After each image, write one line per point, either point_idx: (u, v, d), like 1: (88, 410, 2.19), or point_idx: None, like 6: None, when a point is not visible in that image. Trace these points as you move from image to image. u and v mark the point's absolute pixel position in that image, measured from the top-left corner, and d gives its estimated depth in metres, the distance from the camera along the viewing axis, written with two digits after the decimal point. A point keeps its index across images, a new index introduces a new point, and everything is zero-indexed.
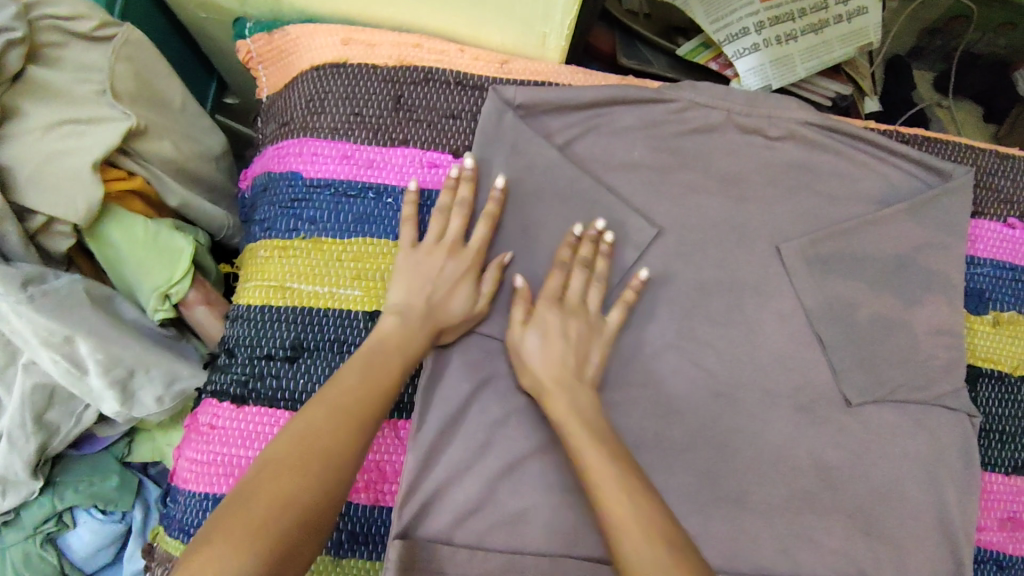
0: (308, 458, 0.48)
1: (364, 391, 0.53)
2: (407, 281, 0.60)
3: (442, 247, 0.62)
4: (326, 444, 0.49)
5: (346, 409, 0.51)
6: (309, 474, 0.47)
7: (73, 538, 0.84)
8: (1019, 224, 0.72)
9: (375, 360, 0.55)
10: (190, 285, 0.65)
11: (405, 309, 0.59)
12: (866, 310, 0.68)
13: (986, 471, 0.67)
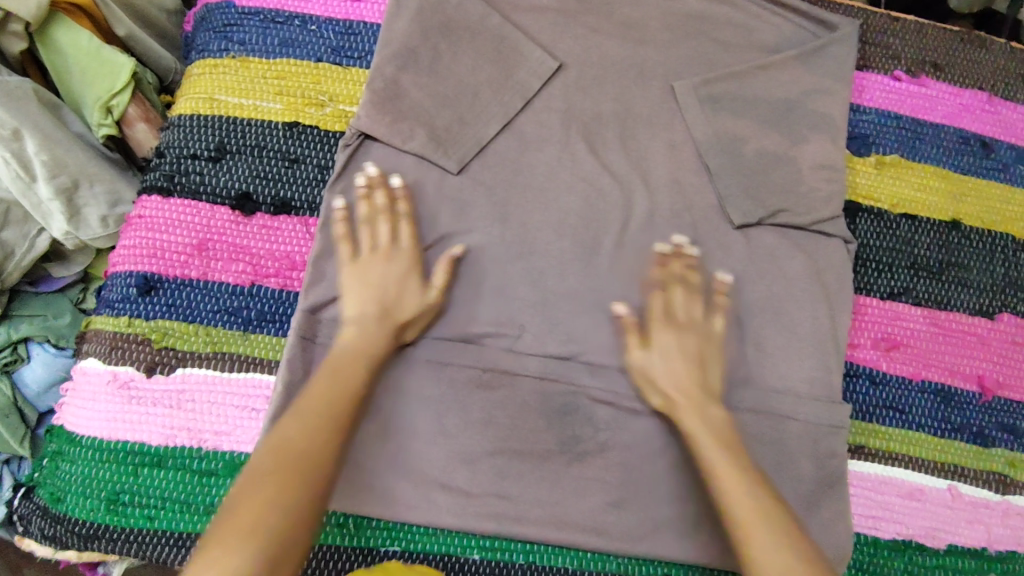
0: (311, 470, 0.51)
1: (331, 404, 0.55)
2: (372, 303, 0.61)
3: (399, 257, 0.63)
4: (320, 464, 0.52)
5: (323, 428, 0.54)
6: (302, 481, 0.50)
7: (27, 371, 0.87)
8: (905, 77, 0.77)
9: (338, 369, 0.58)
10: (130, 98, 0.72)
11: (391, 312, 0.61)
12: (753, 145, 0.73)
13: (860, 295, 0.72)
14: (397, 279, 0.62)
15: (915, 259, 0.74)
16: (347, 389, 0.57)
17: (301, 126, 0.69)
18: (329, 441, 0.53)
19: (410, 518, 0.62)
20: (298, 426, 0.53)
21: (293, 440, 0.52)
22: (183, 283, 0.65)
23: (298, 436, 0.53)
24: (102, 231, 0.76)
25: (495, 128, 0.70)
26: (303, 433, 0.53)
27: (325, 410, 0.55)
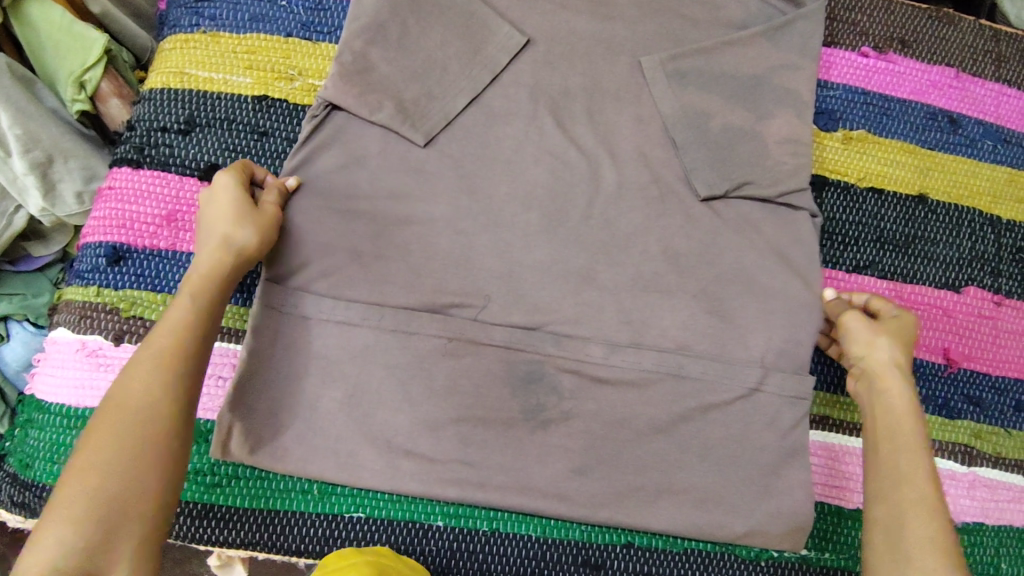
0: (125, 440, 0.48)
1: (151, 366, 0.51)
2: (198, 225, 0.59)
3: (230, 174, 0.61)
4: (135, 432, 0.49)
5: (145, 392, 0.50)
6: (112, 455, 0.48)
7: (5, 350, 0.86)
8: (872, 53, 0.78)
9: (163, 325, 0.53)
10: (103, 73, 0.73)
11: (208, 226, 0.59)
12: (719, 120, 0.73)
13: (826, 268, 0.73)
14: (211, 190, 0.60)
15: (881, 233, 0.74)
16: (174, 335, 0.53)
17: (270, 99, 0.70)
18: (150, 407, 0.50)
19: (372, 483, 0.62)
20: (115, 394, 0.50)
21: (111, 410, 0.50)
22: (152, 254, 0.66)
23: (115, 407, 0.50)
24: (79, 207, 0.76)
25: (463, 102, 0.70)
26: (126, 400, 0.50)
27: (147, 374, 0.51)
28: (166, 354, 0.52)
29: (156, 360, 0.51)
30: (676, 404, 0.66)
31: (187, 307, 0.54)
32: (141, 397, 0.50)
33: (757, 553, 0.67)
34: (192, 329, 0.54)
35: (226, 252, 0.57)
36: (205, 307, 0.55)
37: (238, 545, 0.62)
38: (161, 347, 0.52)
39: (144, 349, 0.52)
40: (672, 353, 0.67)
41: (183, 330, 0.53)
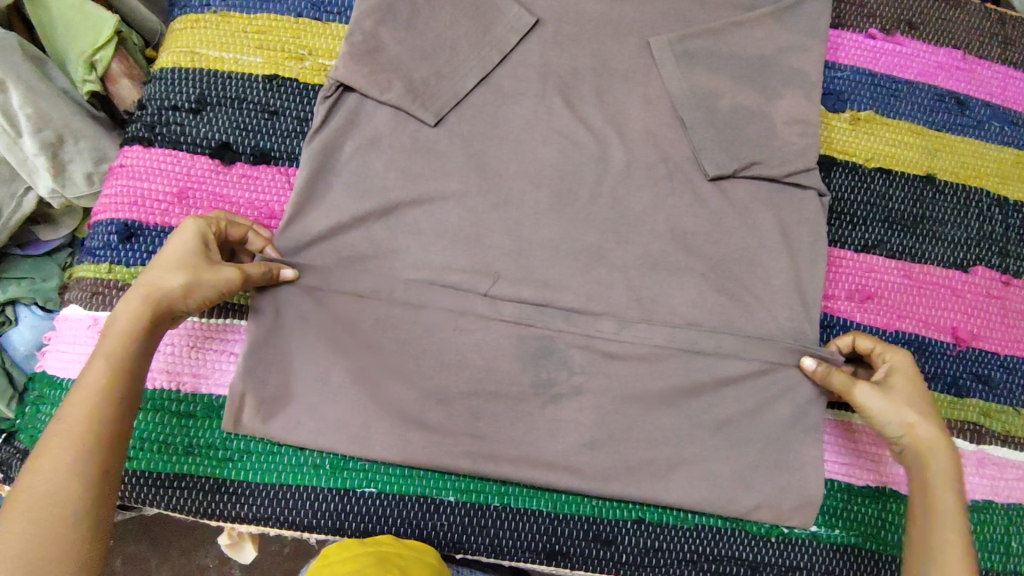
0: (39, 523, 0.47)
1: (67, 441, 0.50)
2: (138, 287, 0.56)
3: (184, 243, 0.57)
4: (48, 514, 0.48)
5: (61, 468, 0.49)
6: (16, 542, 0.46)
7: (15, 334, 0.86)
8: (879, 35, 0.78)
9: (74, 396, 0.52)
10: (113, 53, 0.72)
11: (149, 299, 0.55)
12: (727, 100, 0.74)
13: (835, 248, 0.73)
14: (163, 265, 0.56)
15: (890, 213, 0.74)
16: (89, 403, 0.51)
17: (280, 79, 0.70)
18: (60, 488, 0.48)
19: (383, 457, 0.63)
20: (32, 470, 0.49)
21: (23, 488, 0.49)
22: (163, 231, 0.66)
23: (29, 486, 0.48)
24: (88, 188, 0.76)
25: (473, 80, 0.71)
26: (41, 478, 0.49)
27: (56, 448, 0.49)
28: (80, 431, 0.50)
29: (71, 423, 0.50)
30: (687, 381, 0.66)
31: (109, 378, 0.52)
32: (51, 476, 0.49)
33: (768, 529, 0.67)
34: (118, 405, 0.52)
35: (145, 311, 0.54)
36: (115, 371, 0.53)
37: (249, 520, 0.62)
38: (75, 422, 0.50)
39: (58, 422, 0.51)
40: (681, 329, 0.67)
41: (103, 406, 0.51)
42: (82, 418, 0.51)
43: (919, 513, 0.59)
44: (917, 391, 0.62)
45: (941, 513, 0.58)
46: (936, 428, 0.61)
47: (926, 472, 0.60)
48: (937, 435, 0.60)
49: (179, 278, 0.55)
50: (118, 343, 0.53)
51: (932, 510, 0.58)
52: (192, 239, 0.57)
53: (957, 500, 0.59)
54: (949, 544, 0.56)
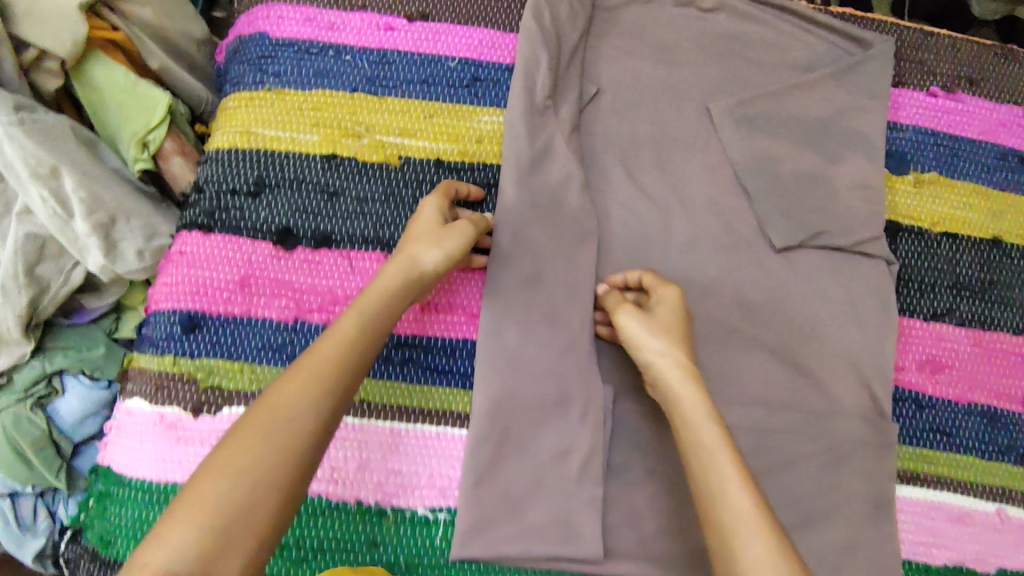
0: (273, 445, 0.50)
1: (331, 372, 0.54)
2: (396, 256, 0.60)
3: (429, 219, 0.62)
4: (285, 440, 0.50)
5: (306, 397, 0.52)
6: (245, 476, 0.48)
7: (63, 404, 0.83)
8: (941, 92, 0.76)
9: (326, 338, 0.55)
10: (166, 132, 0.71)
11: (407, 267, 0.60)
12: (790, 165, 0.72)
13: (904, 317, 0.71)
14: (419, 239, 0.61)
15: (957, 279, 0.73)
16: (340, 354, 0.55)
17: (338, 158, 0.69)
18: (304, 429, 0.51)
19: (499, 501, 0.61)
20: (277, 392, 0.52)
21: (262, 409, 0.51)
22: (227, 320, 0.65)
23: (262, 407, 0.51)
24: (139, 264, 0.72)
25: (532, 154, 0.68)
26: (280, 403, 0.51)
27: (303, 391, 0.52)
28: (324, 378, 0.53)
29: (316, 372, 0.53)
30: (760, 462, 0.65)
31: (365, 327, 0.57)
32: (302, 400, 0.52)
33: None
34: (351, 351, 0.55)
35: (402, 267, 0.59)
36: (367, 329, 0.57)
37: None
38: (331, 361, 0.54)
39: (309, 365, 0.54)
40: (751, 407, 0.66)
41: (347, 355, 0.55)
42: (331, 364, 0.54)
43: (697, 474, 0.56)
44: (661, 332, 0.61)
45: (732, 509, 0.53)
46: (681, 373, 0.60)
47: (679, 421, 0.58)
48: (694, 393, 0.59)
49: (432, 247, 0.60)
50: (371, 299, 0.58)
51: (713, 475, 0.55)
52: (438, 214, 0.63)
53: (743, 478, 0.54)
54: (755, 528, 0.51)
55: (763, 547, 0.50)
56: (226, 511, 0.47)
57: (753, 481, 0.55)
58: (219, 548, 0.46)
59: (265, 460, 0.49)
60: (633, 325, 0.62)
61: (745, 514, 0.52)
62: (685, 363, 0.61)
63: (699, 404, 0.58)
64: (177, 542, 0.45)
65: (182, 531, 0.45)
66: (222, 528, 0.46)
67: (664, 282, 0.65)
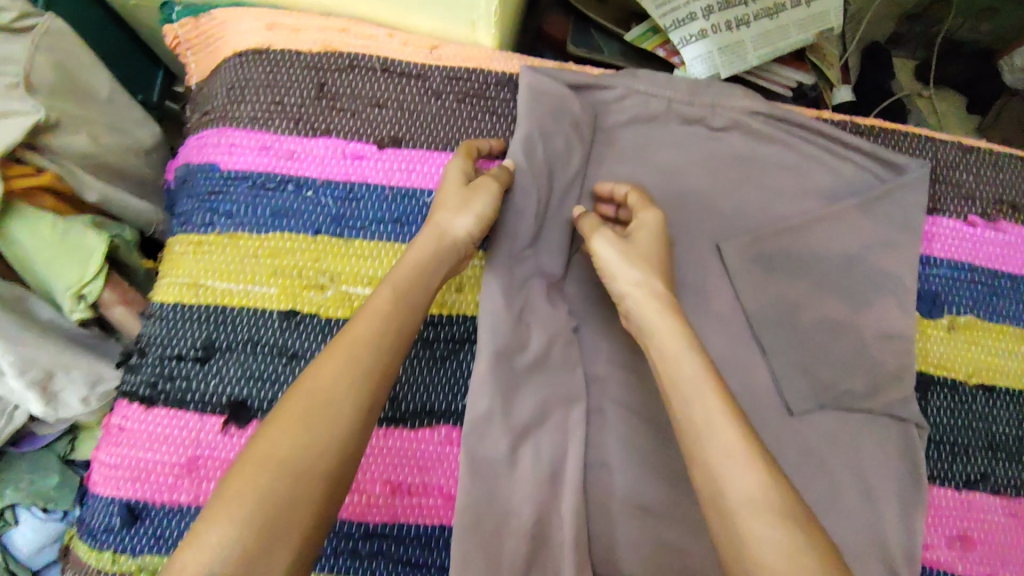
0: (309, 436, 0.44)
1: (369, 351, 0.49)
2: (423, 230, 0.57)
3: (455, 184, 0.59)
4: (322, 427, 0.45)
5: (340, 381, 0.47)
6: (281, 468, 0.43)
7: (16, 535, 0.75)
8: (980, 223, 0.68)
9: (359, 317, 0.51)
10: (105, 283, 0.63)
11: (437, 237, 0.56)
12: (810, 313, 0.64)
13: (933, 486, 0.64)
14: (445, 205, 0.57)
15: (993, 438, 0.65)
16: (373, 332, 0.50)
17: (299, 314, 0.61)
18: (341, 409, 0.46)
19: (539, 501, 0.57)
20: (306, 374, 0.47)
21: (295, 399, 0.46)
22: (172, 511, 0.57)
23: (296, 393, 0.46)
24: (84, 408, 0.67)
25: (514, 312, 0.60)
26: (313, 385, 0.46)
27: (336, 367, 0.47)
28: (358, 354, 0.48)
29: (348, 351, 0.48)
30: None
31: (399, 304, 0.52)
32: (341, 383, 0.47)
33: None
34: (386, 327, 0.50)
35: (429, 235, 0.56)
36: (402, 302, 0.52)
37: None
38: (366, 336, 0.49)
39: (337, 343, 0.49)
40: None
41: (383, 328, 0.50)
42: (363, 339, 0.49)
43: (675, 403, 0.49)
44: (636, 260, 0.56)
45: (713, 458, 0.45)
46: (665, 313, 0.53)
47: (652, 350, 0.53)
48: (676, 326, 0.53)
49: (461, 211, 0.57)
50: (400, 273, 0.54)
51: (696, 413, 0.47)
52: (461, 176, 0.59)
53: (731, 410, 0.47)
54: (738, 452, 0.45)
55: (755, 484, 0.43)
56: (266, 510, 0.41)
57: (740, 411, 0.48)
58: (263, 544, 0.40)
59: (304, 451, 0.44)
60: (609, 254, 0.58)
61: (733, 450, 0.45)
62: (664, 294, 0.55)
63: (676, 328, 0.52)
64: (213, 542, 0.40)
65: (220, 530, 0.40)
66: (262, 533, 0.40)
67: (646, 203, 0.60)
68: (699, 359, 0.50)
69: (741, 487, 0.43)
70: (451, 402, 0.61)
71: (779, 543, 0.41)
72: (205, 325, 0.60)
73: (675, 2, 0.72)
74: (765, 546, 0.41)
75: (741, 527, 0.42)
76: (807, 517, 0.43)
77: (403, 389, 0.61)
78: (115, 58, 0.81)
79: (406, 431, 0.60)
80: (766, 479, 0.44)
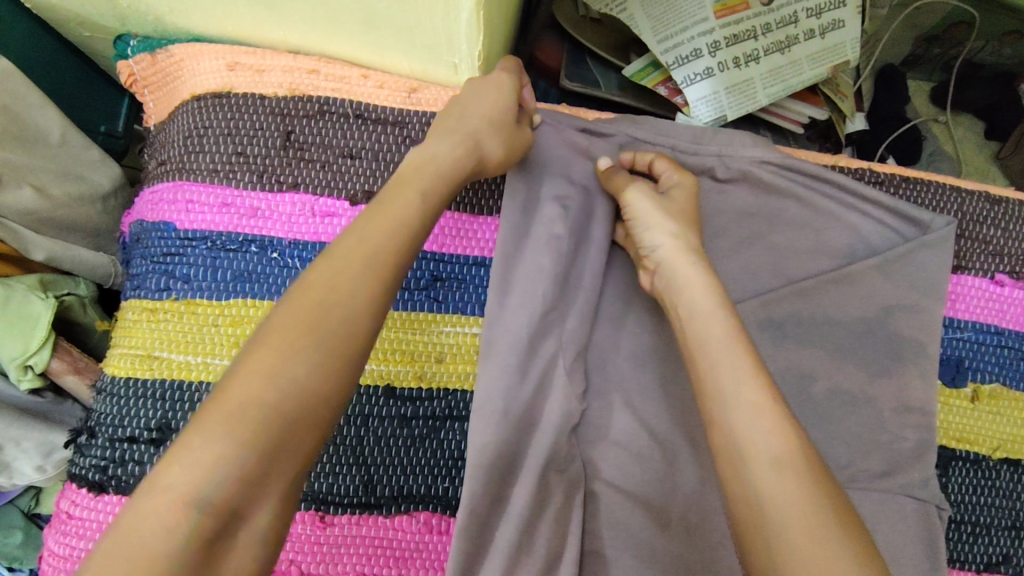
0: (323, 345, 0.40)
1: (391, 258, 0.44)
2: (456, 130, 0.52)
3: (501, 101, 0.54)
4: (337, 336, 0.41)
5: (359, 292, 0.42)
6: (291, 377, 0.38)
7: None
8: (1008, 281, 0.62)
9: (378, 221, 0.45)
10: (52, 352, 0.58)
11: (470, 151, 0.52)
12: (823, 384, 0.59)
13: (954, 570, 0.59)
14: (488, 117, 0.53)
15: (1017, 517, 0.60)
16: (393, 241, 0.45)
17: None
18: (358, 323, 0.42)
19: (546, 450, 0.54)
20: (321, 279, 0.42)
21: (307, 301, 0.41)
22: None
23: (304, 297, 0.41)
24: (40, 475, 0.62)
25: (529, 391, 0.55)
26: (327, 292, 0.42)
27: (357, 271, 0.43)
28: (379, 262, 0.44)
29: (367, 256, 0.44)
30: None
31: (418, 214, 0.47)
32: (357, 294, 0.42)
33: None
34: (406, 239, 0.46)
35: (469, 148, 0.52)
36: (425, 213, 0.48)
37: None
38: (386, 244, 0.45)
39: (355, 245, 0.44)
40: None
41: (405, 238, 0.46)
42: (386, 246, 0.45)
43: (700, 358, 0.47)
44: (672, 214, 0.55)
45: (750, 432, 0.42)
46: (700, 269, 0.52)
47: (679, 303, 0.51)
48: (706, 280, 0.51)
49: (501, 139, 0.54)
50: (428, 181, 0.49)
51: (725, 376, 0.45)
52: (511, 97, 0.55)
53: (766, 388, 0.44)
54: (766, 416, 0.43)
55: (790, 480, 0.40)
56: (274, 424, 0.37)
57: (768, 372, 0.45)
58: (263, 462, 0.36)
59: (315, 366, 0.39)
60: (641, 206, 0.55)
61: (758, 415, 0.43)
62: (695, 247, 0.54)
63: (702, 280, 0.51)
64: (211, 460, 0.35)
65: (217, 444, 0.36)
66: (269, 445, 0.37)
67: (679, 169, 0.58)
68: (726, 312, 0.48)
69: (779, 479, 0.40)
70: (430, 486, 0.55)
71: (801, 510, 0.39)
72: (161, 403, 0.55)
73: (677, 38, 0.67)
74: (786, 511, 0.39)
75: (772, 517, 0.39)
76: (833, 488, 0.41)
77: (378, 472, 0.55)
78: (76, 90, 0.76)
79: (381, 518, 0.54)
80: (797, 453, 0.41)
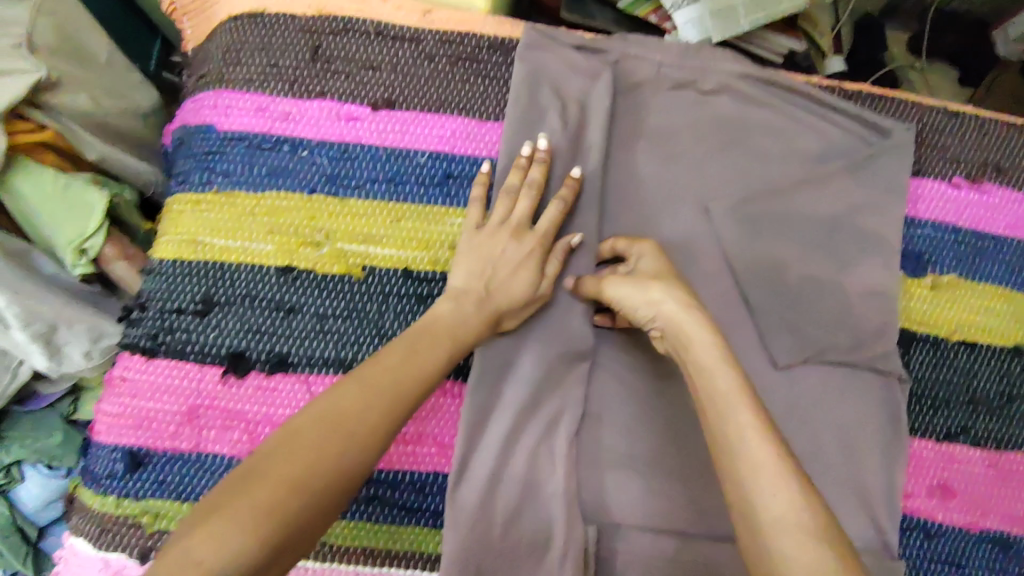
0: (339, 463, 0.44)
1: (412, 398, 0.50)
2: (473, 307, 0.56)
3: (512, 262, 0.58)
4: (352, 458, 0.45)
5: (381, 422, 0.47)
6: (308, 490, 0.42)
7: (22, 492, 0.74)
8: (964, 184, 0.69)
9: (411, 360, 0.51)
10: (105, 238, 0.65)
11: (488, 312, 0.56)
12: (797, 272, 0.66)
13: (915, 438, 0.65)
14: (504, 291, 0.57)
15: (972, 391, 0.67)
16: (417, 379, 0.50)
17: (296, 269, 0.62)
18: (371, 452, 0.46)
19: (545, 319, 0.61)
20: (352, 401, 0.47)
21: (335, 418, 0.45)
22: (174, 456, 0.59)
23: (330, 416, 0.45)
24: (87, 364, 0.67)
25: None
26: (353, 411, 0.46)
27: (383, 401, 0.48)
28: (401, 398, 0.49)
29: (394, 391, 0.49)
30: None
31: (442, 350, 0.53)
32: (374, 416, 0.47)
33: None
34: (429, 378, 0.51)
35: (488, 320, 0.56)
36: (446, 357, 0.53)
37: None
38: (410, 386, 0.50)
39: (386, 375, 0.49)
40: None
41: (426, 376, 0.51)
42: (412, 384, 0.50)
43: (708, 413, 0.48)
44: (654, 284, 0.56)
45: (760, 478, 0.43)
46: (703, 328, 0.52)
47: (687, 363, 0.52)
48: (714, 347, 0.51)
49: (519, 309, 0.58)
50: (450, 320, 0.55)
51: (730, 429, 0.46)
52: (519, 253, 0.59)
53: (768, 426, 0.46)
54: (770, 464, 0.44)
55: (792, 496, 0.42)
56: (281, 522, 0.41)
57: (769, 417, 0.46)
58: (268, 557, 0.40)
59: (330, 485, 0.43)
60: (622, 292, 0.57)
61: (764, 462, 0.44)
62: (690, 301, 0.54)
63: (709, 349, 0.51)
64: (225, 548, 0.38)
65: (234, 536, 0.39)
66: (271, 553, 0.40)
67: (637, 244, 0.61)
68: (733, 371, 0.49)
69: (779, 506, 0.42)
70: None
71: None
72: (205, 280, 0.62)
73: None
74: (793, 551, 0.40)
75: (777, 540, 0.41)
76: None
77: None
78: (115, 26, 0.83)
79: None
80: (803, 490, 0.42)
